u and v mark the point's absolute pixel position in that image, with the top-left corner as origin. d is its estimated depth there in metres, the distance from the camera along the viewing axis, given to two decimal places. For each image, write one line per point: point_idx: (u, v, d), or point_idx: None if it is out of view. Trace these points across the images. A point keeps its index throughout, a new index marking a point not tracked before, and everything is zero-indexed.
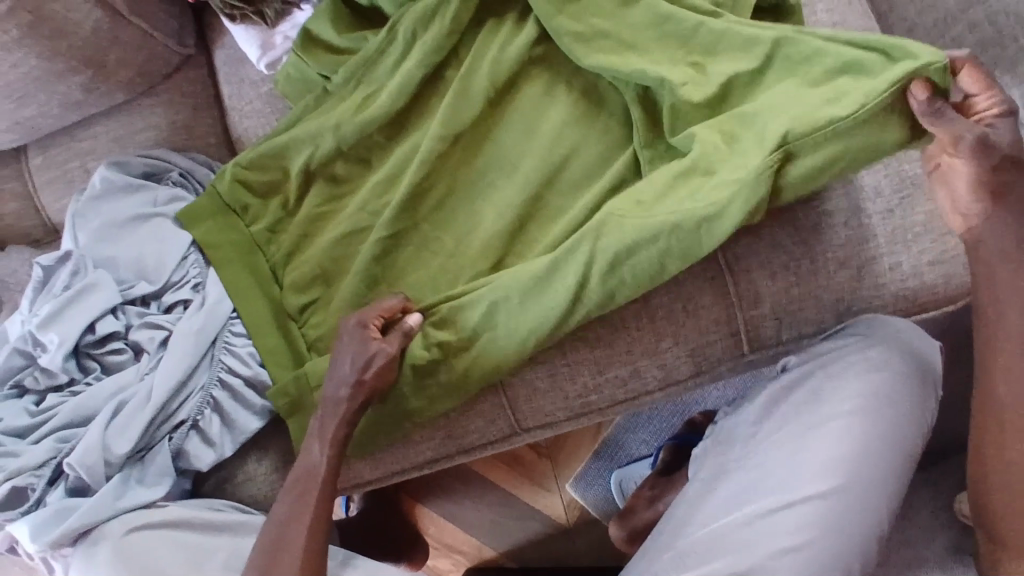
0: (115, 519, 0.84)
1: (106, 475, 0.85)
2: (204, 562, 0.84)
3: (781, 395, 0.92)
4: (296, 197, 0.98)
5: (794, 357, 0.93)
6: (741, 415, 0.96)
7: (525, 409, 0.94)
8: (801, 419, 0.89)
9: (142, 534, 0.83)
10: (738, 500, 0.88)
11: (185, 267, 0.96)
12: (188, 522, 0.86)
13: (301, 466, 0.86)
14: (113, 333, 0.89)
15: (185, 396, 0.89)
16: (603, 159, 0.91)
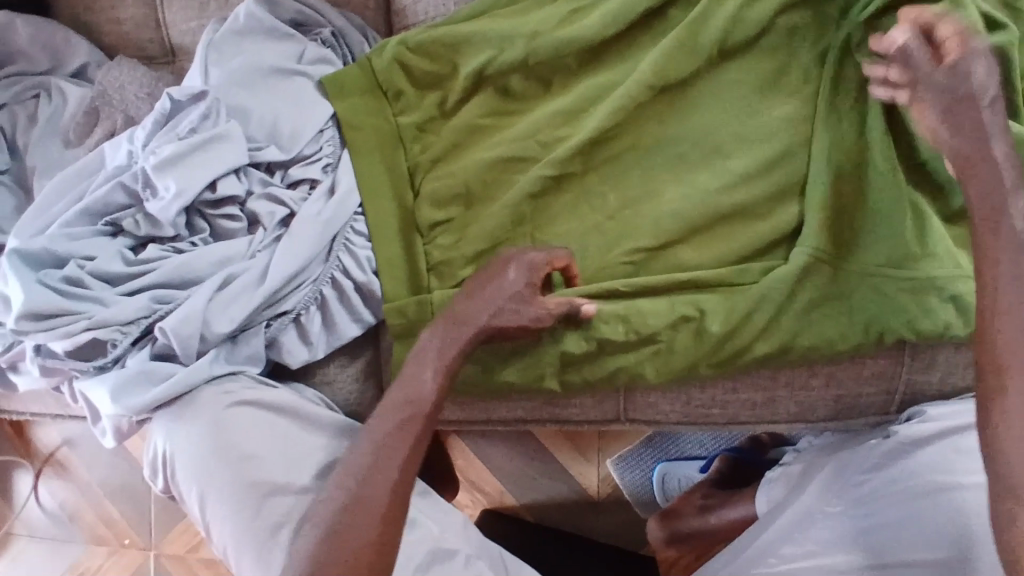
0: (216, 386, 0.77)
1: (199, 350, 0.77)
2: (298, 458, 0.76)
3: (907, 446, 0.79)
4: (457, 101, 0.86)
5: (926, 409, 0.80)
6: (847, 456, 0.83)
7: (639, 402, 0.86)
8: (924, 481, 0.76)
9: (241, 412, 0.76)
10: (830, 545, 0.79)
11: (320, 142, 0.85)
12: (291, 412, 0.79)
13: (356, 465, 0.71)
14: (232, 196, 0.79)
15: (295, 286, 0.80)
16: (818, 165, 0.80)
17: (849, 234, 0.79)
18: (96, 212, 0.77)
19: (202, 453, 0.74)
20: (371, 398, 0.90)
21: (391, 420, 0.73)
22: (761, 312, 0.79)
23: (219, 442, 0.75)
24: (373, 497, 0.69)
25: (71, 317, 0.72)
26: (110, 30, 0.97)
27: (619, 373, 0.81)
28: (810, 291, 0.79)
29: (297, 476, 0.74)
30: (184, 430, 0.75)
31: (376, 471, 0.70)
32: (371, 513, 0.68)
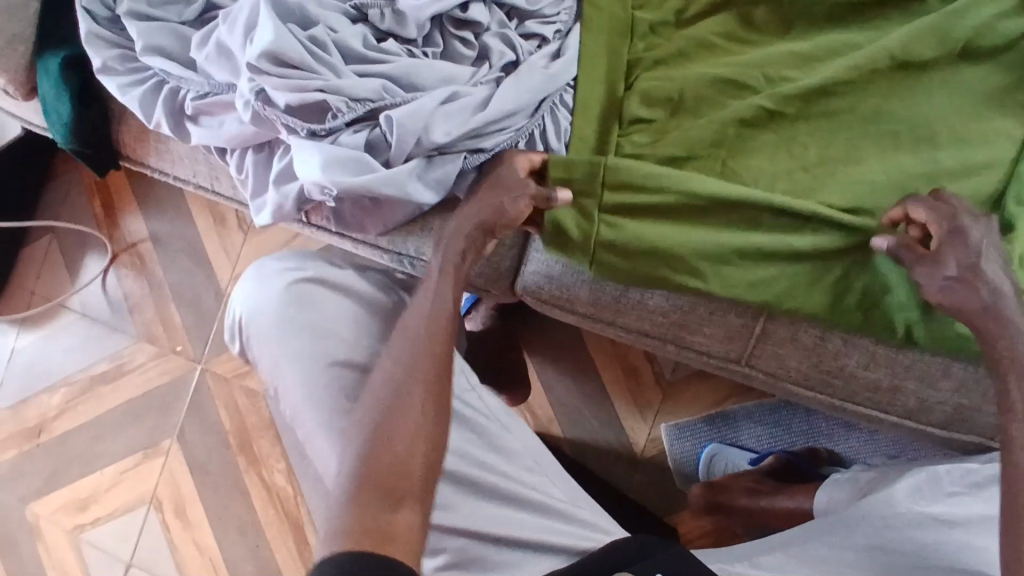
0: (301, 263, 0.98)
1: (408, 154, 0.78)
2: (354, 334, 0.92)
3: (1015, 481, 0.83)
4: (697, 14, 0.88)
5: None
6: (947, 465, 0.87)
7: (768, 349, 0.88)
8: None
9: (315, 288, 0.94)
10: (911, 541, 0.82)
11: (560, 8, 0.86)
12: (349, 293, 0.95)
13: (402, 348, 0.80)
14: (476, 23, 0.81)
15: (500, 129, 0.81)
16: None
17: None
18: None
19: (279, 318, 0.92)
20: (513, 262, 0.94)
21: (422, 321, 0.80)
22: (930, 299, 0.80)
23: (293, 310, 0.92)
24: (408, 390, 0.77)
25: (307, 75, 0.75)
26: None
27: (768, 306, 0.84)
28: None
29: (354, 349, 0.91)
30: (258, 298, 0.94)
31: (414, 360, 0.78)
32: (407, 399, 0.76)
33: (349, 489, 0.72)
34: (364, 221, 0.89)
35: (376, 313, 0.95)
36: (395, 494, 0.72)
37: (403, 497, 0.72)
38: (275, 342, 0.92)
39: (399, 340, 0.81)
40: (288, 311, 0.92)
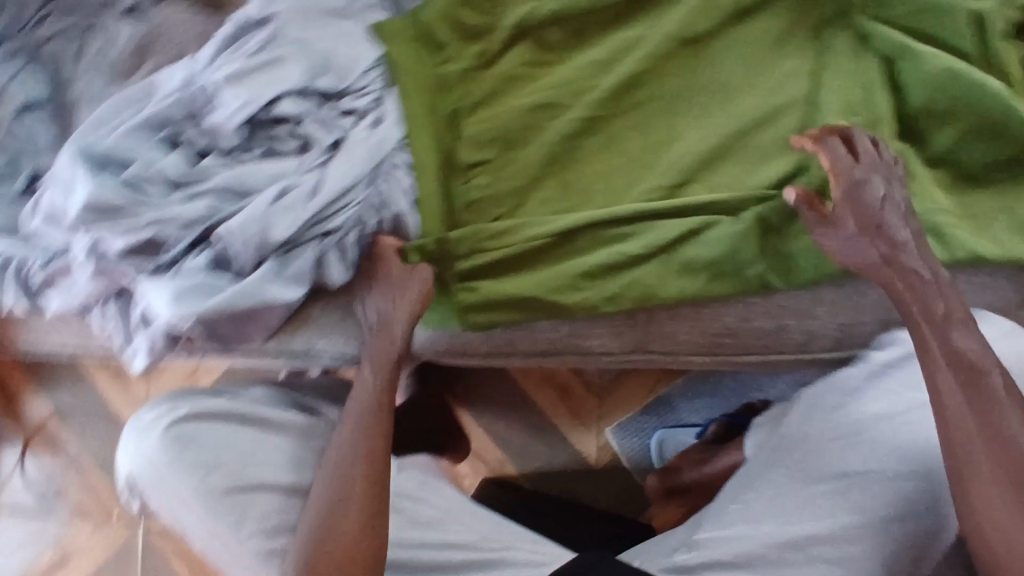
0: (167, 404, 0.95)
1: (257, 258, 0.80)
2: (244, 455, 0.92)
3: (886, 370, 0.87)
4: (497, 50, 0.92)
5: (903, 332, 0.88)
6: (830, 380, 0.90)
7: (656, 330, 0.93)
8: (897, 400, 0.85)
9: (193, 424, 0.93)
10: (813, 470, 0.86)
11: (369, 78, 0.90)
12: (227, 416, 0.94)
13: (333, 457, 0.86)
14: (289, 116, 0.83)
15: (341, 207, 0.83)
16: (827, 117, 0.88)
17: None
18: (155, 123, 0.80)
19: (164, 464, 0.91)
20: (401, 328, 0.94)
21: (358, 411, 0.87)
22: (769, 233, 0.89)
23: (176, 454, 0.91)
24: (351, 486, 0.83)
25: (135, 214, 0.78)
26: None
27: (636, 286, 0.89)
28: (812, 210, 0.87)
29: (250, 470, 0.91)
30: (138, 453, 0.92)
31: (348, 462, 0.85)
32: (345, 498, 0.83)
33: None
34: (248, 329, 0.88)
35: (261, 426, 0.94)
36: None
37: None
38: (167, 492, 0.91)
39: (343, 434, 0.87)
40: (171, 455, 0.91)
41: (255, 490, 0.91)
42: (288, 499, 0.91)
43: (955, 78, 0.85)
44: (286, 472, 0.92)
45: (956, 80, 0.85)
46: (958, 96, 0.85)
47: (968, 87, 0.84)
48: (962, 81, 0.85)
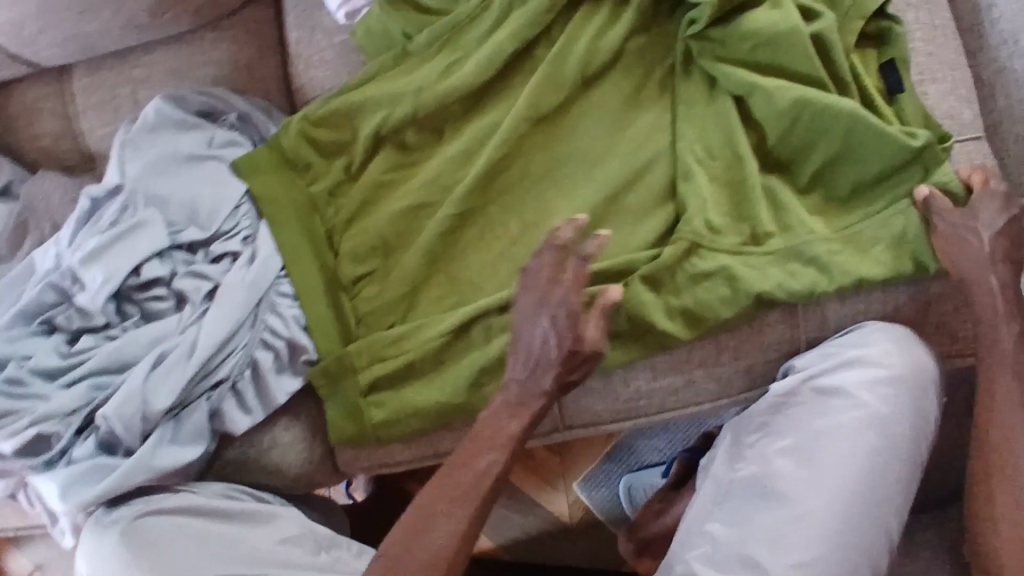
0: (114, 510, 0.80)
1: (142, 431, 0.81)
2: (222, 552, 0.78)
3: (789, 399, 0.87)
4: (361, 161, 0.93)
5: (795, 362, 0.89)
6: (742, 418, 0.91)
7: (572, 406, 0.92)
8: (807, 428, 0.84)
9: (151, 522, 0.78)
10: (745, 511, 0.84)
11: (237, 216, 0.91)
12: (199, 510, 0.81)
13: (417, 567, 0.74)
14: (158, 278, 0.85)
15: (226, 354, 0.85)
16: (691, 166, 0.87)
17: (723, 215, 0.87)
18: (30, 313, 0.84)
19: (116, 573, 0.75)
20: (322, 451, 0.95)
21: (451, 492, 0.78)
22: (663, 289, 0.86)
23: (131, 557, 0.75)
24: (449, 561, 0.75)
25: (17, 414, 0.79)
26: (31, 148, 1.03)
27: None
28: (701, 261, 0.85)
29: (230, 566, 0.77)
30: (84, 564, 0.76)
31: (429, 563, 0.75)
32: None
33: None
34: None
35: (239, 519, 0.83)
36: None
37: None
38: None
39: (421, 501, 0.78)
40: (125, 557, 0.75)
41: None
42: None
43: (806, 101, 0.83)
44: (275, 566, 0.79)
45: (807, 106, 0.84)
46: (812, 118, 0.84)
47: (821, 108, 0.83)
48: (814, 103, 0.83)
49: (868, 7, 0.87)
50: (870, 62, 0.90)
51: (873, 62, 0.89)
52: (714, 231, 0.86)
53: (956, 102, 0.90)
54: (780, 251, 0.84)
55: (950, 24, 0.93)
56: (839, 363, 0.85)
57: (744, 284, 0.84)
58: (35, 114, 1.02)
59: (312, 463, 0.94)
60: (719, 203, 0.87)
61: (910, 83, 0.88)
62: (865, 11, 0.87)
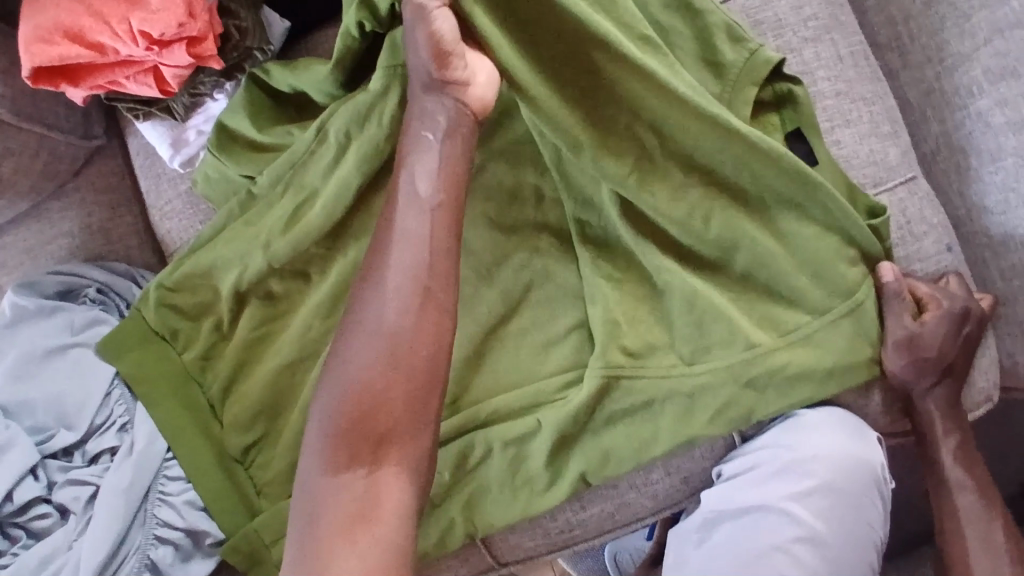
0: None
1: None
2: None
3: (721, 515, 0.77)
4: (229, 321, 0.86)
5: (726, 466, 0.79)
6: (679, 532, 0.80)
7: (502, 547, 0.83)
8: (748, 548, 0.74)
9: None
10: None
11: (109, 405, 0.85)
12: None
13: (368, 350, 0.62)
14: (34, 498, 0.80)
15: (119, 563, 0.80)
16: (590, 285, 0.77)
17: (639, 337, 0.77)
18: None
19: None
20: None
21: (371, 318, 0.63)
22: (590, 424, 0.78)
23: None
24: (386, 388, 0.61)
25: None
26: None
27: (457, 524, 0.81)
28: (615, 398, 0.77)
29: None
30: None
31: (377, 344, 0.62)
32: (374, 372, 0.61)
33: (320, 453, 0.60)
34: None
35: None
36: (369, 451, 0.59)
37: (360, 470, 0.59)
38: None
39: (382, 282, 0.64)
40: None
41: None
42: None
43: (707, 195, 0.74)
44: None
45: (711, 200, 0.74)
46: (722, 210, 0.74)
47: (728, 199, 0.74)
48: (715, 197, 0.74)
49: (759, 72, 0.74)
50: (772, 124, 0.76)
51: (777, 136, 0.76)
52: (629, 349, 0.76)
53: (877, 143, 0.76)
54: (706, 372, 0.74)
55: (861, 48, 0.78)
56: (773, 472, 0.76)
57: (667, 421, 0.76)
58: None
59: None
60: (630, 322, 0.77)
61: (824, 151, 0.75)
62: (757, 77, 0.74)
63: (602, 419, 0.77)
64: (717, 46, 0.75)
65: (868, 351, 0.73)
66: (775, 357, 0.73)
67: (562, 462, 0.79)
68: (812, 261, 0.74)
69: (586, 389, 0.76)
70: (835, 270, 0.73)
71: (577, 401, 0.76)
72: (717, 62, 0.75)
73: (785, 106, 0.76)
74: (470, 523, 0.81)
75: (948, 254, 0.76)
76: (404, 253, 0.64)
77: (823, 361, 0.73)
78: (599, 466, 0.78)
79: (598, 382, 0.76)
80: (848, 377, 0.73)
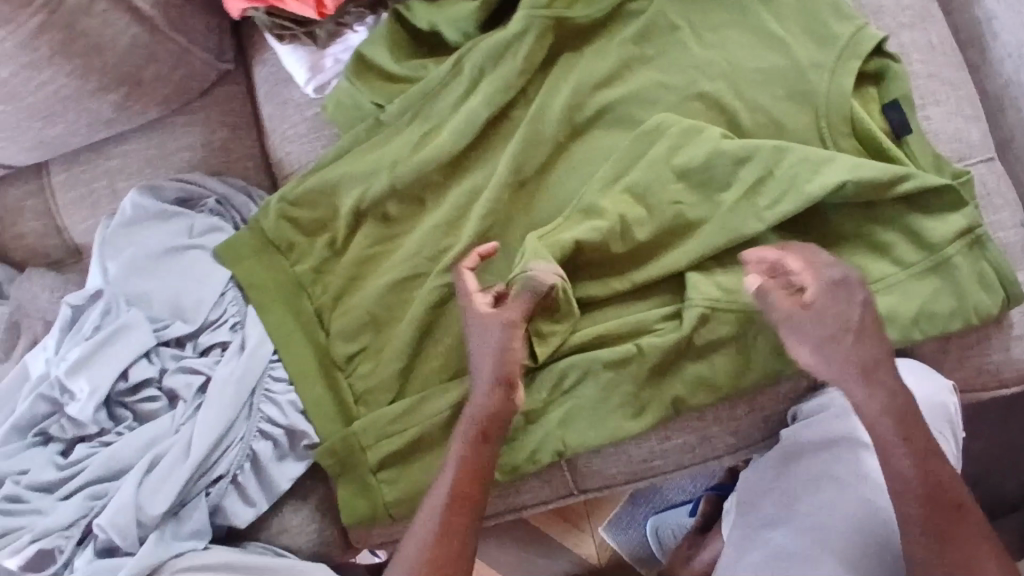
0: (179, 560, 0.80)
1: (140, 536, 0.79)
2: None
3: (798, 449, 0.84)
4: (344, 238, 0.91)
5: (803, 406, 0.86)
6: (756, 468, 0.88)
7: (586, 471, 0.88)
8: (823, 473, 0.81)
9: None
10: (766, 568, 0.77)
11: (223, 305, 0.90)
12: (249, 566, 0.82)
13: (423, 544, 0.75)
14: (147, 379, 0.84)
15: (223, 449, 0.84)
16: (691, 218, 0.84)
17: (734, 276, 0.83)
18: (25, 425, 0.83)
19: None
20: (332, 529, 0.92)
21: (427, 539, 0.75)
22: (691, 354, 0.83)
23: None
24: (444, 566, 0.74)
25: (16, 533, 0.78)
26: (16, 247, 1.02)
27: (546, 442, 0.86)
28: (710, 328, 0.82)
29: None
30: None
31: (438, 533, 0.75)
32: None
33: None
34: None
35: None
36: None
37: None
38: None
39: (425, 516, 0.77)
40: None
41: None
42: None
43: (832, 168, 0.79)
44: None
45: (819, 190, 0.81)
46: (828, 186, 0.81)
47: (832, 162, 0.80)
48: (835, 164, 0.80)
49: (864, 47, 0.81)
50: (870, 104, 0.84)
51: (874, 105, 0.84)
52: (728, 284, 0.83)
53: (962, 123, 0.85)
54: None
55: (948, 39, 0.87)
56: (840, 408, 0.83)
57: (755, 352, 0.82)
58: (16, 212, 1.01)
59: (320, 544, 0.92)
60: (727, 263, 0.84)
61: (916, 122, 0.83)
62: (861, 51, 0.81)
63: (698, 347, 0.83)
64: (826, 20, 0.83)
65: (949, 302, 0.80)
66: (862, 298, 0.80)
67: (653, 389, 0.84)
68: (903, 219, 0.81)
69: (686, 320, 0.82)
70: (924, 228, 0.80)
71: (678, 332, 0.82)
72: (827, 34, 0.83)
73: (882, 81, 0.84)
74: (559, 442, 0.86)
75: (1021, 229, 0.83)
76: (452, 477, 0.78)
77: (907, 308, 0.80)
78: (691, 394, 0.84)
79: (695, 314, 0.81)
80: (929, 324, 0.80)
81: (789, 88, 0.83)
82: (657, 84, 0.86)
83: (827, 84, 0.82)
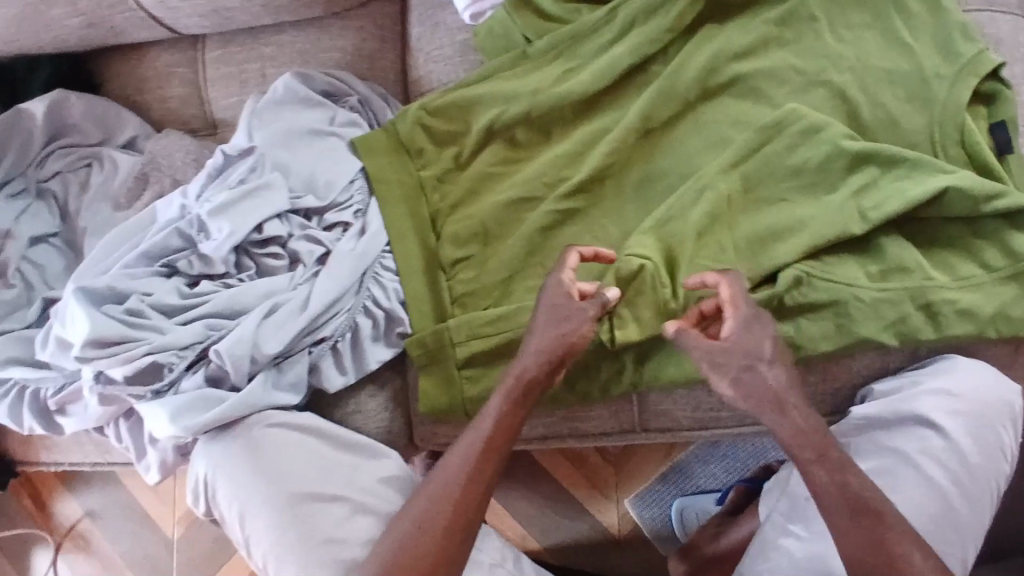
0: (264, 414, 0.86)
1: (250, 373, 0.86)
2: (330, 474, 0.85)
3: (866, 425, 0.86)
4: (470, 153, 0.97)
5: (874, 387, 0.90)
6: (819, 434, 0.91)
7: (654, 409, 0.94)
8: (890, 453, 0.84)
9: (277, 428, 0.86)
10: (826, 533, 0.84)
11: (351, 190, 0.96)
12: (329, 437, 0.88)
13: (423, 500, 0.78)
14: (276, 237, 0.90)
15: (332, 315, 0.89)
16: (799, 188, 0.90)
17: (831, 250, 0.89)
18: (154, 255, 0.88)
19: (240, 473, 0.83)
20: (402, 421, 0.97)
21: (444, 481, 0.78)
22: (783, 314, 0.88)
23: (255, 462, 0.84)
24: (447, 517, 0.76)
25: (134, 343, 0.83)
26: (158, 108, 1.10)
27: (626, 372, 0.91)
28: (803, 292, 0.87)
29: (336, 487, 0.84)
30: (223, 452, 0.85)
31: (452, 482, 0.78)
32: (424, 555, 0.74)
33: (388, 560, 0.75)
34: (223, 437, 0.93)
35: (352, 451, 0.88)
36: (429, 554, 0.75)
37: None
38: (240, 505, 0.83)
39: (442, 473, 0.79)
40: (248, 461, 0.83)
41: (332, 506, 0.83)
42: (365, 516, 0.83)
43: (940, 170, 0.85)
44: (366, 492, 0.85)
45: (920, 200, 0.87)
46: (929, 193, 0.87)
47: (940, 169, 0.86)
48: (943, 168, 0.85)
49: (983, 68, 0.88)
50: (980, 120, 0.91)
51: (983, 122, 0.91)
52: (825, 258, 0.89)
53: None
54: (882, 291, 0.86)
55: None
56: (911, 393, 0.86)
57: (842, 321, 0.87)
58: (166, 77, 1.09)
59: (388, 431, 0.96)
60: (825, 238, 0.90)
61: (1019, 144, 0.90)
62: (977, 71, 0.88)
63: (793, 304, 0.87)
64: (955, 39, 0.89)
65: None
66: (948, 291, 0.85)
67: None
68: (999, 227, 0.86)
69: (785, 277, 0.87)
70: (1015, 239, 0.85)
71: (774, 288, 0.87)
72: (952, 50, 0.89)
73: (993, 103, 0.91)
74: (639, 370, 0.91)
75: None
76: (487, 427, 0.80)
77: (990, 306, 0.85)
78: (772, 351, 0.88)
79: (795, 272, 0.87)
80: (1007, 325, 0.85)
81: (911, 92, 0.90)
82: (789, 66, 0.93)
83: (946, 91, 0.89)
